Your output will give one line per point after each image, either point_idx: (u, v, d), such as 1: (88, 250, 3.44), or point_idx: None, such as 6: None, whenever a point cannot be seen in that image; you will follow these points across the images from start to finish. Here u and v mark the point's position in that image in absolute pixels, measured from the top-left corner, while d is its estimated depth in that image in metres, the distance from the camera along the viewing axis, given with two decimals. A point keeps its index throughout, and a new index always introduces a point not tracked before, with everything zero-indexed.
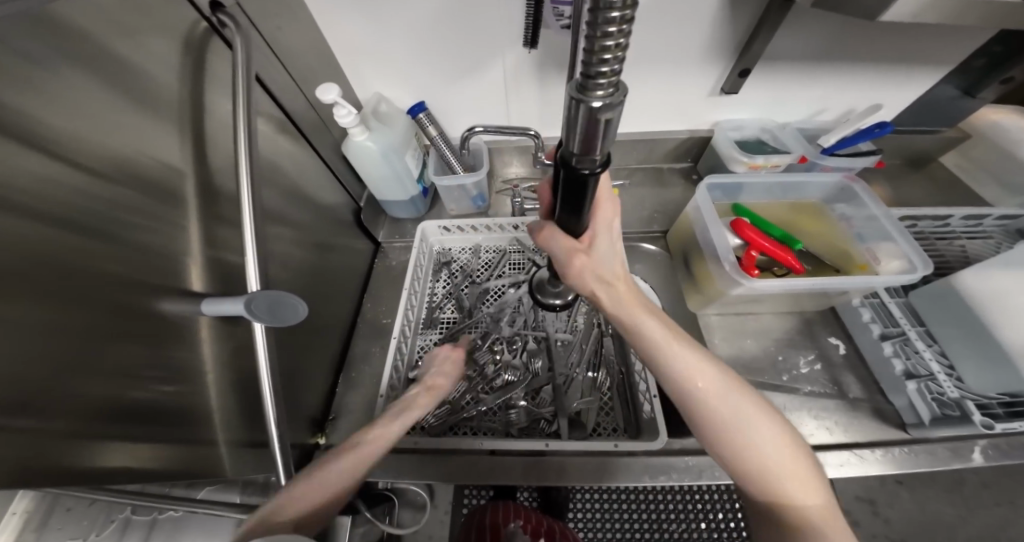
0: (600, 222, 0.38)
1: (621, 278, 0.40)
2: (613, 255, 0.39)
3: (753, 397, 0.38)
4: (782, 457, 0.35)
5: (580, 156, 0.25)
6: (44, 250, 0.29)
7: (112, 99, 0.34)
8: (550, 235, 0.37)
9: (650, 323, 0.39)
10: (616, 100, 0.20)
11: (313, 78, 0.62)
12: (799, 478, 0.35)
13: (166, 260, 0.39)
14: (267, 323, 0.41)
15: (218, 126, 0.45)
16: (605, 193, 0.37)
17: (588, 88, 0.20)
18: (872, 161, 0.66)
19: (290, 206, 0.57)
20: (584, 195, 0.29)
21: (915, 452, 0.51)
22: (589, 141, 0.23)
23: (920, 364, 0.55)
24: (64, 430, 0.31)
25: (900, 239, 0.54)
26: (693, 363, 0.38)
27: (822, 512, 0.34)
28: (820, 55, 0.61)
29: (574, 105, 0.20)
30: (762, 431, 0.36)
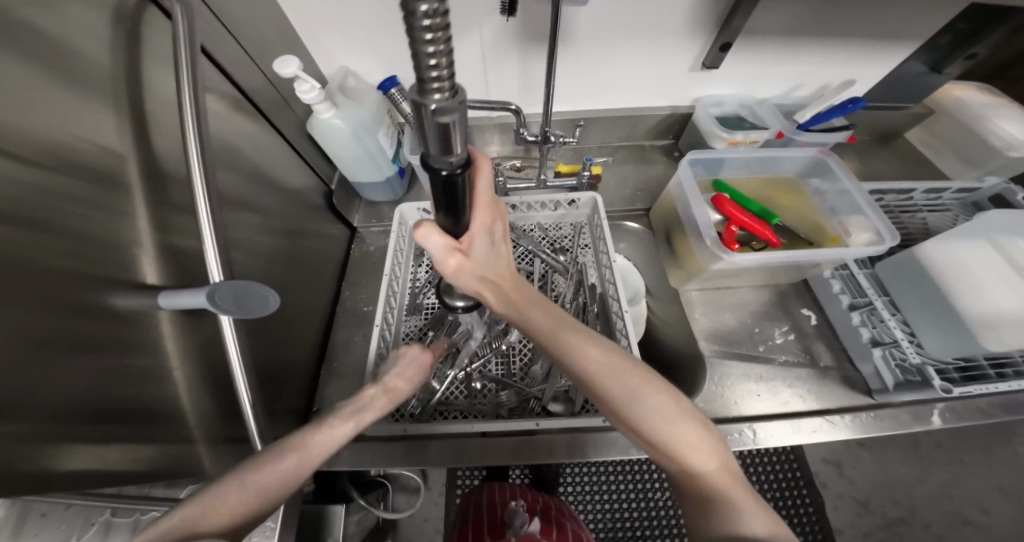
0: (479, 223, 0.35)
1: (505, 276, 0.40)
2: (494, 254, 0.38)
3: (647, 373, 0.37)
4: (679, 429, 0.34)
5: (439, 158, 0.23)
6: None
7: (31, 74, 0.29)
8: (425, 234, 0.35)
9: (537, 317, 0.39)
10: (456, 104, 0.19)
11: (270, 51, 0.57)
12: (699, 447, 0.34)
13: (116, 253, 0.36)
14: (235, 315, 0.39)
15: (161, 105, 0.41)
16: (484, 199, 0.35)
17: (425, 91, 0.18)
18: (845, 136, 0.68)
19: (253, 190, 0.53)
20: (455, 196, 0.27)
21: (880, 416, 0.55)
22: (445, 145, 0.22)
23: (885, 332, 0.58)
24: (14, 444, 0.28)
25: (869, 211, 0.56)
26: (579, 348, 0.37)
27: (723, 479, 0.33)
28: (796, 29, 0.61)
29: (416, 108, 0.19)
30: (659, 408, 0.35)
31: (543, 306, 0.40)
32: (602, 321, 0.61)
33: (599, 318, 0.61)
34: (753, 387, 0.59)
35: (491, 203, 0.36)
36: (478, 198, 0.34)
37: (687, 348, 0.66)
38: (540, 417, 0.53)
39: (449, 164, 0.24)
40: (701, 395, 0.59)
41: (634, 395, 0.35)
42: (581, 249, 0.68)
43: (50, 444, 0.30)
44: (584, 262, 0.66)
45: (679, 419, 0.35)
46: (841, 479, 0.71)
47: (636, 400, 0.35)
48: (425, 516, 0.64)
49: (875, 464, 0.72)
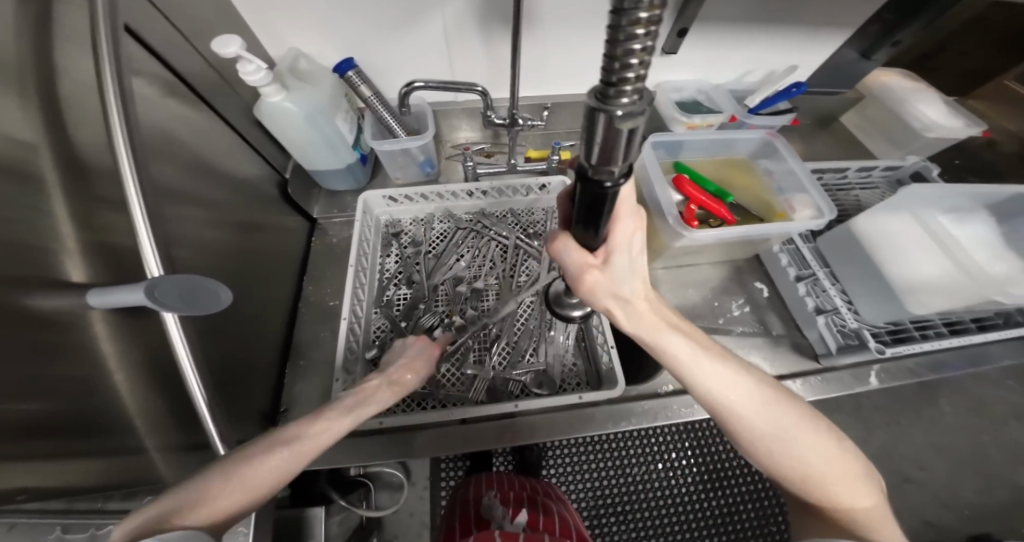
0: (616, 236, 0.32)
1: (641, 293, 0.36)
2: (631, 269, 0.34)
3: (797, 406, 0.37)
4: (834, 468, 0.35)
5: (598, 166, 0.21)
6: None
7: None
8: (562, 246, 0.34)
9: (672, 340, 0.36)
10: (642, 111, 0.17)
11: (207, 31, 0.52)
12: (851, 485, 0.35)
13: (33, 254, 0.32)
14: (181, 312, 0.35)
15: (79, 90, 0.37)
16: (627, 207, 0.30)
17: (610, 98, 0.17)
18: (789, 119, 0.72)
19: (194, 180, 0.49)
20: (602, 209, 0.25)
21: (827, 380, 0.62)
22: (608, 154, 0.20)
23: (827, 301, 0.63)
24: None
25: (811, 189, 0.61)
26: (726, 380, 0.36)
27: (873, 515, 0.35)
28: (745, 17, 0.64)
29: (593, 115, 0.17)
30: (814, 447, 0.35)
31: (681, 330, 0.37)
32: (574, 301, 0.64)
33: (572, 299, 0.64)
34: None
35: (634, 212, 0.32)
36: (623, 206, 0.31)
37: None
38: (520, 399, 0.53)
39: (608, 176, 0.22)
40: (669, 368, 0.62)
41: (784, 432, 0.35)
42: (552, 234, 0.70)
43: None
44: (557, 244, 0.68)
45: (834, 459, 0.35)
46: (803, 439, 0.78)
47: (789, 437, 0.35)
48: (411, 510, 0.57)
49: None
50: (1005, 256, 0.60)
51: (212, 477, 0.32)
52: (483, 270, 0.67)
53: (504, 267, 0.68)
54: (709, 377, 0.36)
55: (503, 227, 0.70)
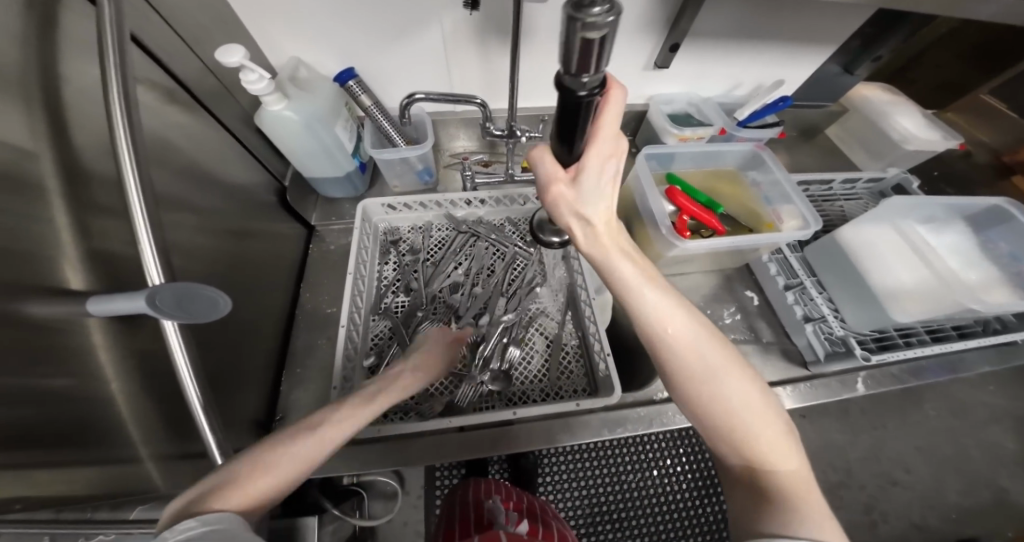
0: (592, 156, 0.34)
1: (606, 219, 0.37)
2: (599, 193, 0.36)
3: (735, 360, 0.37)
4: (758, 425, 0.36)
5: (575, 75, 0.25)
6: None
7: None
8: (540, 156, 0.36)
9: (624, 268, 0.37)
10: (608, 21, 0.20)
11: (208, 39, 0.52)
12: (775, 446, 0.36)
13: (33, 263, 0.32)
14: (183, 321, 0.35)
15: (81, 99, 0.37)
16: (603, 128, 0.33)
17: (584, 6, 0.20)
18: (776, 132, 0.75)
19: (191, 188, 0.49)
20: (579, 124, 0.29)
21: (814, 385, 0.64)
22: (582, 61, 0.23)
23: (814, 309, 0.65)
24: None
25: (797, 199, 0.63)
26: (674, 319, 0.36)
27: (794, 481, 0.35)
28: (733, 33, 0.67)
29: (568, 25, 0.20)
30: (740, 397, 0.36)
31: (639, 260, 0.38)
32: (570, 310, 0.66)
33: (569, 307, 0.66)
34: None
35: (613, 135, 0.34)
36: (599, 126, 0.33)
37: None
38: (517, 407, 0.54)
39: (584, 85, 0.25)
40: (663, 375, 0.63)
41: (714, 378, 0.36)
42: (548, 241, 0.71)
43: None
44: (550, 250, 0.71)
45: (762, 418, 0.36)
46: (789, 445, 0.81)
47: (715, 382, 0.36)
48: (405, 520, 0.57)
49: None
50: (979, 265, 0.64)
51: (242, 462, 0.33)
52: (478, 278, 0.68)
53: (499, 275, 0.68)
54: (649, 301, 0.36)
55: (499, 235, 0.71)
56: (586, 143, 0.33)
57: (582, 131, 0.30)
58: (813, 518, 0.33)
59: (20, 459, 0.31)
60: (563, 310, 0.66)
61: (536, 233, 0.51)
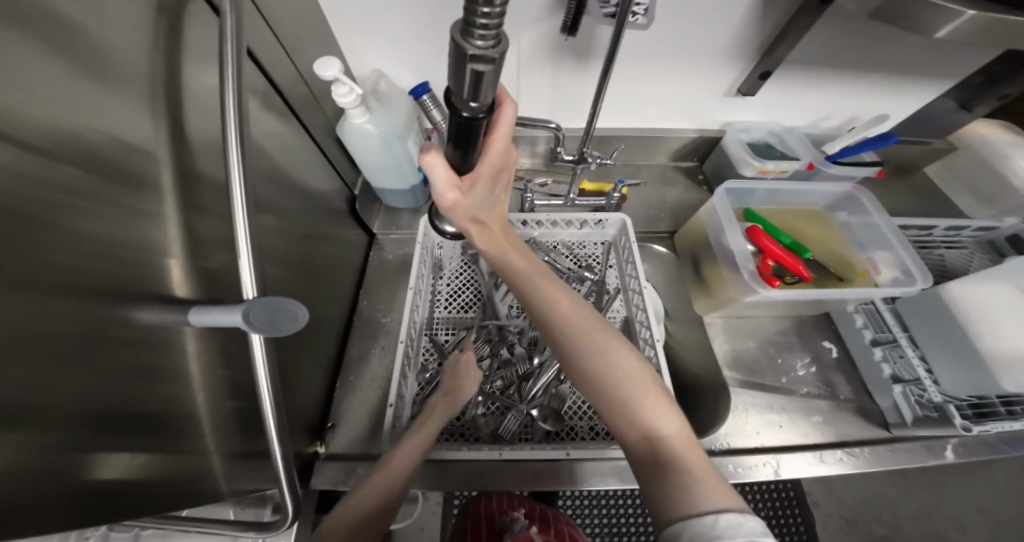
0: (484, 167, 0.35)
1: (495, 220, 0.44)
2: (492, 200, 0.41)
3: (607, 331, 0.43)
4: (634, 383, 0.39)
5: (461, 100, 0.23)
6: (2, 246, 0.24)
7: (60, 70, 0.27)
8: (429, 163, 0.32)
9: (514, 257, 0.46)
10: (495, 56, 0.19)
11: (304, 50, 0.55)
12: (654, 405, 0.38)
13: (144, 257, 0.34)
14: (266, 336, 0.36)
15: (196, 104, 0.40)
16: (496, 140, 0.33)
17: (470, 36, 0.18)
18: (874, 171, 0.71)
19: (275, 193, 0.51)
20: (468, 140, 0.28)
21: (895, 449, 0.56)
22: (472, 91, 0.21)
23: (906, 369, 0.60)
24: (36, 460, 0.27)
25: (900, 248, 0.58)
26: (555, 295, 0.44)
27: (677, 440, 0.36)
28: (830, 59, 0.63)
29: (455, 50, 0.19)
30: (613, 360, 0.40)
31: (521, 251, 0.47)
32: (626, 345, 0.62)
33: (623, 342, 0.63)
34: (775, 419, 0.60)
35: (500, 149, 0.35)
36: (493, 141, 0.33)
37: (707, 374, 0.66)
38: (570, 447, 0.52)
39: (471, 108, 0.24)
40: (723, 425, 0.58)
41: (591, 346, 0.41)
42: (606, 267, 0.69)
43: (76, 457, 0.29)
44: (607, 278, 0.68)
45: (640, 381, 0.39)
46: (831, 498, 0.72)
47: (593, 350, 0.41)
48: (422, 526, 0.61)
49: (864, 486, 0.73)
50: None
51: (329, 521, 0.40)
52: None
53: None
54: (535, 289, 0.45)
55: (560, 261, 0.69)
56: (480, 154, 0.33)
57: (476, 147, 0.30)
58: (695, 469, 0.34)
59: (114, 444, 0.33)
60: None
61: (433, 218, 0.53)
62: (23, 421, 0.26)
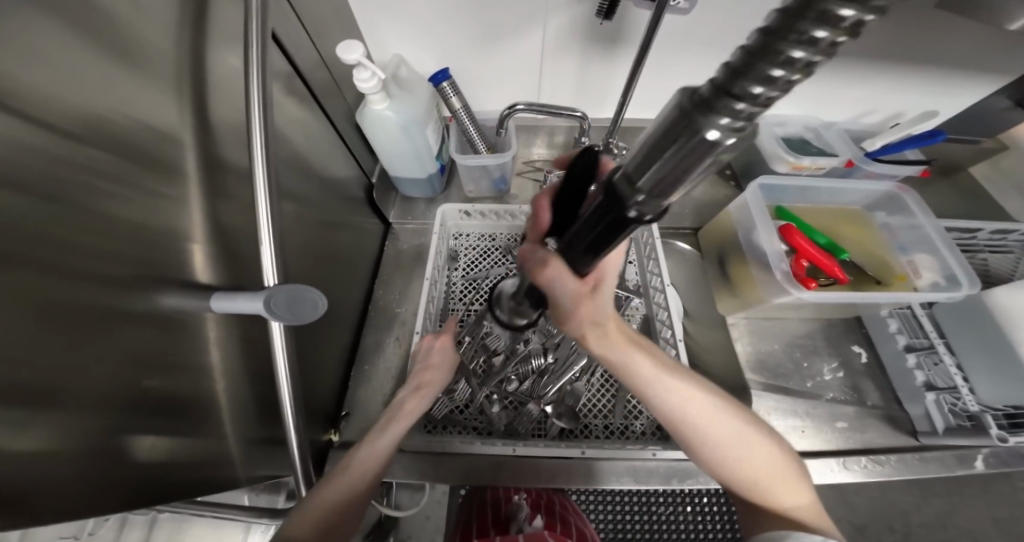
0: (608, 262, 0.31)
1: (612, 320, 0.36)
2: (609, 300, 0.34)
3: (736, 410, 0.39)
4: (768, 466, 0.38)
5: (639, 203, 0.18)
6: (28, 231, 0.24)
7: (91, 52, 0.27)
8: (552, 273, 0.29)
9: (638, 356, 0.37)
10: (732, 147, 0.13)
11: (327, 34, 0.54)
12: (787, 483, 0.38)
13: (170, 244, 0.34)
14: (286, 322, 0.36)
15: (222, 88, 0.39)
16: (618, 249, 0.29)
17: (707, 128, 0.12)
18: (918, 170, 0.68)
19: (296, 180, 0.50)
20: (605, 250, 0.24)
21: (925, 459, 0.54)
22: (666, 190, 0.16)
23: (941, 377, 0.57)
24: (57, 443, 0.27)
25: (944, 252, 0.57)
26: (686, 393, 0.38)
27: (807, 508, 0.38)
28: (875, 50, 0.60)
29: (676, 139, 0.13)
30: (748, 450, 0.38)
31: (640, 345, 0.39)
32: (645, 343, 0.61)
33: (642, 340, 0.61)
34: (798, 423, 0.58)
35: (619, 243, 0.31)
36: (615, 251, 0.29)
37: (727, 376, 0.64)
38: (585, 444, 0.51)
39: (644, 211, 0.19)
40: None
41: (724, 437, 0.38)
42: (626, 263, 0.66)
43: (102, 441, 0.29)
44: (627, 274, 0.65)
45: (773, 462, 0.38)
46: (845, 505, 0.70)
47: (725, 441, 0.38)
48: (428, 513, 0.60)
49: (879, 493, 0.71)
50: None
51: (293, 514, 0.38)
52: None
53: None
54: (663, 392, 0.38)
55: None
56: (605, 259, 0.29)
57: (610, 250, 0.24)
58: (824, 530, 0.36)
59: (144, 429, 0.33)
60: None
61: (494, 304, 0.42)
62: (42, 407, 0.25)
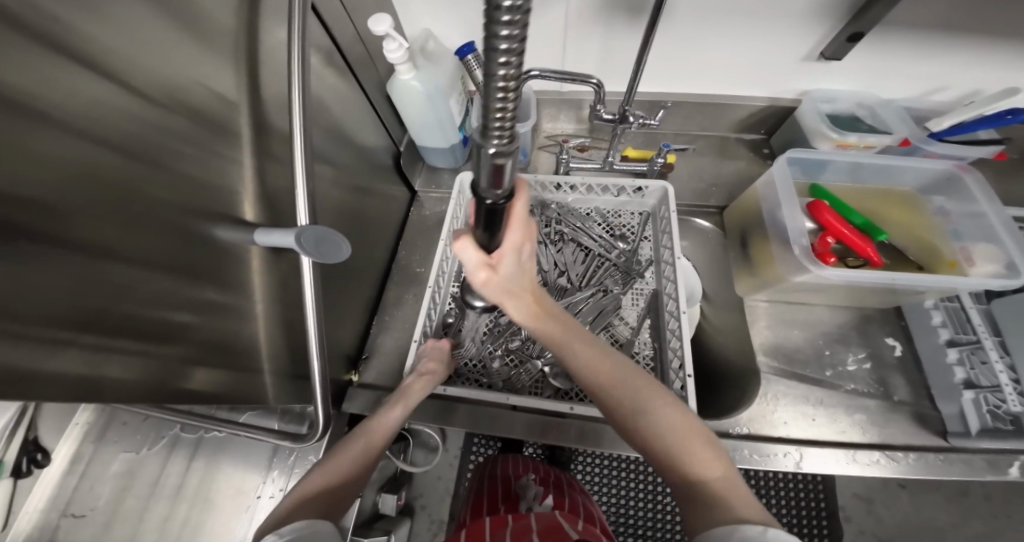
0: (511, 247, 0.33)
1: (527, 288, 0.40)
2: (520, 269, 0.37)
3: (652, 386, 0.40)
4: (681, 436, 0.36)
5: (486, 192, 0.22)
6: (121, 182, 0.28)
7: (165, 26, 0.30)
8: (462, 248, 0.32)
9: (556, 329, 0.41)
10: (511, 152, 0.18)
11: (363, 9, 0.57)
12: (703, 455, 0.35)
13: (222, 191, 0.38)
14: (314, 259, 0.41)
15: (270, 55, 0.42)
16: (519, 216, 0.30)
17: (484, 135, 0.17)
18: (993, 150, 0.62)
19: (333, 145, 0.54)
20: (494, 221, 0.26)
21: (950, 460, 0.50)
22: (494, 180, 0.20)
23: (984, 376, 0.53)
24: (136, 354, 0.32)
25: (1005, 240, 0.52)
26: (601, 364, 0.40)
27: (730, 490, 0.33)
28: (946, 21, 0.54)
29: (474, 150, 0.18)
30: (660, 417, 0.37)
31: (560, 318, 0.42)
32: (651, 317, 0.61)
33: (648, 313, 0.61)
34: (809, 411, 0.56)
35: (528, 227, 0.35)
36: (513, 220, 0.30)
37: (740, 359, 0.63)
38: (575, 403, 0.53)
39: (495, 197, 0.22)
40: (748, 410, 0.56)
41: (636, 405, 0.38)
42: (642, 239, 0.66)
43: (163, 358, 0.34)
44: (641, 250, 0.66)
45: (687, 434, 0.36)
46: (868, 516, 0.69)
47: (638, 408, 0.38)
48: (439, 475, 0.71)
49: (909, 506, 0.70)
50: None
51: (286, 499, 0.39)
52: (560, 268, 0.66)
53: (576, 264, 0.66)
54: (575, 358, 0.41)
55: (596, 229, 0.68)
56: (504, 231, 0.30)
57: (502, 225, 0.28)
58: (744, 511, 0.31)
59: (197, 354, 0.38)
60: (641, 316, 0.61)
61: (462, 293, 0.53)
62: (124, 321, 0.30)
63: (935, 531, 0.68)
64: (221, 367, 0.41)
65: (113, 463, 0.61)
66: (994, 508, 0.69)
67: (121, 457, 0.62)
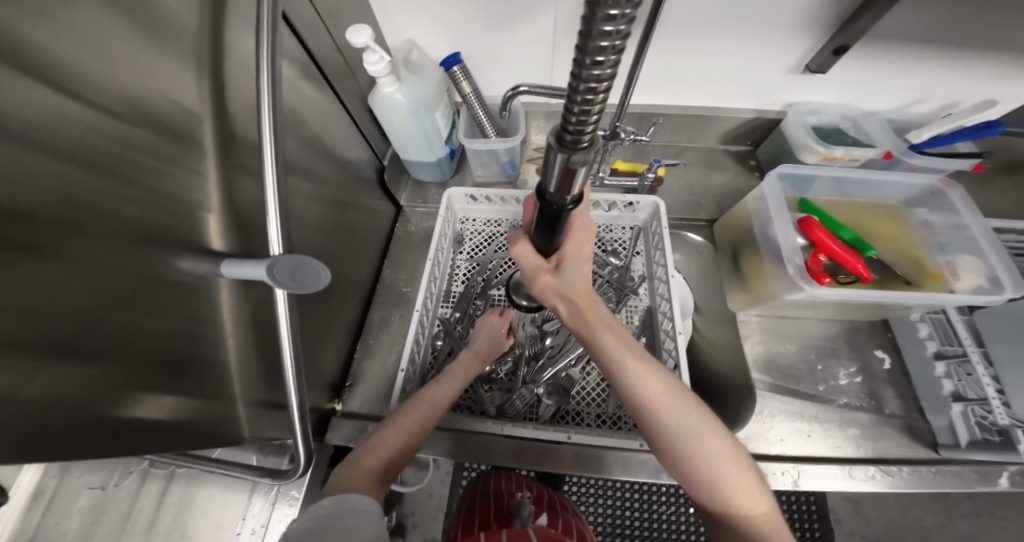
0: (569, 249, 0.39)
1: (583, 295, 0.42)
2: (579, 274, 0.40)
3: (700, 408, 0.39)
4: (726, 466, 0.36)
5: (555, 193, 0.25)
6: (64, 205, 0.25)
7: (116, 29, 0.27)
8: (520, 251, 0.39)
9: (606, 336, 0.41)
10: (590, 157, 0.21)
11: (341, 18, 0.54)
12: (746, 488, 0.36)
13: (189, 216, 0.35)
14: (289, 289, 0.38)
15: (239, 67, 0.39)
16: (580, 221, 0.37)
17: (567, 141, 0.20)
18: (971, 163, 0.63)
19: (312, 160, 0.52)
20: (557, 222, 0.30)
21: (941, 472, 0.51)
22: (563, 183, 0.24)
23: (971, 388, 0.54)
24: (84, 400, 0.29)
25: (990, 254, 0.53)
26: (648, 383, 0.39)
27: (770, 522, 0.35)
28: (928, 33, 0.55)
29: (552, 152, 0.22)
30: (708, 445, 0.37)
31: (611, 327, 0.42)
32: (645, 334, 0.60)
33: (643, 332, 0.60)
34: (804, 427, 0.56)
35: (583, 229, 0.39)
36: (573, 227, 0.37)
37: (733, 374, 0.63)
38: (572, 431, 0.52)
39: (563, 201, 0.26)
40: (744, 428, 0.55)
41: (684, 433, 0.38)
42: (633, 253, 0.66)
43: (117, 402, 0.31)
44: (632, 264, 0.65)
45: (733, 463, 0.37)
46: (857, 519, 0.70)
47: (686, 436, 0.37)
48: (431, 493, 0.70)
49: (897, 508, 0.71)
50: None
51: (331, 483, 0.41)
52: None
53: None
54: (626, 375, 0.40)
55: None
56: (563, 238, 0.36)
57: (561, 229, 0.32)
58: None
59: (161, 394, 0.35)
60: (636, 334, 0.60)
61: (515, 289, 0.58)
62: (69, 365, 0.27)
63: (923, 532, 0.69)
64: (188, 406, 0.38)
65: (79, 499, 0.57)
66: (976, 506, 0.70)
67: (86, 493, 0.57)
